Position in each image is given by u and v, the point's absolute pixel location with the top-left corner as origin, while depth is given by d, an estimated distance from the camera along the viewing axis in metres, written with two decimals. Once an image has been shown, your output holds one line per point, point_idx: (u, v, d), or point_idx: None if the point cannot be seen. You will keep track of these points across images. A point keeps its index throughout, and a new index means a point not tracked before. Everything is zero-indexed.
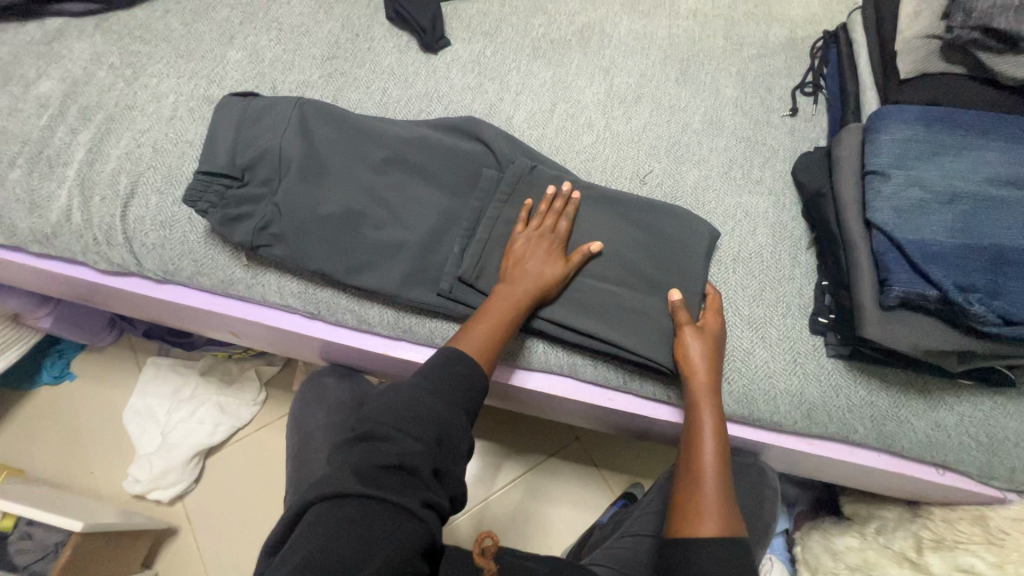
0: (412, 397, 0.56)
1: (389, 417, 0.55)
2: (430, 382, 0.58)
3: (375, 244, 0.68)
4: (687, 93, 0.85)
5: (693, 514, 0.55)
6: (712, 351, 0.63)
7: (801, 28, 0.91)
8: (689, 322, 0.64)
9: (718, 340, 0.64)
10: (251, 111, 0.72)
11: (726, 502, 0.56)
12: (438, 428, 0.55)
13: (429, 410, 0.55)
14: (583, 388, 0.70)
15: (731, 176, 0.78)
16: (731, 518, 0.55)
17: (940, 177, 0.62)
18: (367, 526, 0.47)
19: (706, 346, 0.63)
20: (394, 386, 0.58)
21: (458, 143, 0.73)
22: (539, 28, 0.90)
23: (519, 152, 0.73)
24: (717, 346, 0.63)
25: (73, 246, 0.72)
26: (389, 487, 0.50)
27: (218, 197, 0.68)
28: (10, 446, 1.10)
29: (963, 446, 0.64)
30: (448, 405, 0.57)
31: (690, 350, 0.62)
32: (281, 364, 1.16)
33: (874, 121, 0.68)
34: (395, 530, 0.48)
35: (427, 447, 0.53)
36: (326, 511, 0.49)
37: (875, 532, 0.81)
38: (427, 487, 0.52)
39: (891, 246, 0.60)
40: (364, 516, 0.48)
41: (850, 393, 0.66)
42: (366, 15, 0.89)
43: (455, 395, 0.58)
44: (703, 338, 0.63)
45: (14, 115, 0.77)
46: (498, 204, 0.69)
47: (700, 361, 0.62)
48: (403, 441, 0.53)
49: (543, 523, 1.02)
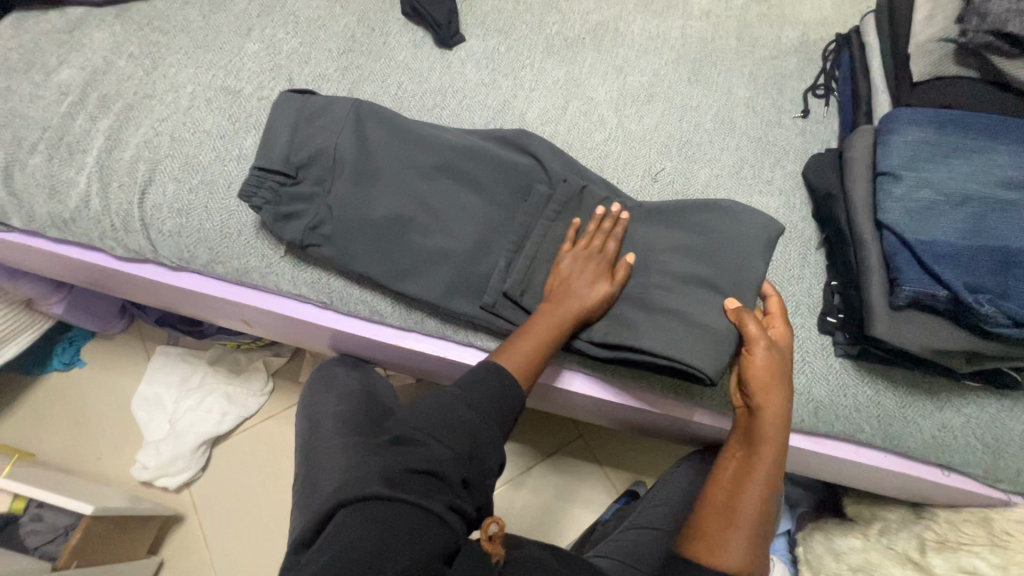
0: (447, 406, 0.59)
1: (420, 424, 0.57)
2: (465, 393, 0.60)
3: (421, 251, 0.68)
4: (699, 93, 0.85)
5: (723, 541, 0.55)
6: (782, 375, 0.61)
7: (814, 31, 0.91)
8: (759, 335, 0.61)
9: (784, 357, 0.61)
10: (310, 107, 0.72)
11: (757, 536, 0.56)
12: (466, 436, 0.57)
13: (461, 419, 0.58)
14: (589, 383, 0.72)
15: (742, 176, 0.79)
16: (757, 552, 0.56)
17: (951, 178, 0.62)
18: (394, 526, 0.48)
19: (778, 368, 0.61)
20: (428, 398, 0.61)
21: (510, 154, 0.72)
22: (553, 26, 0.91)
23: (570, 168, 0.73)
24: (788, 369, 0.61)
25: (91, 231, 0.73)
26: (416, 489, 0.51)
27: (272, 193, 0.69)
28: (20, 430, 1.12)
29: (968, 447, 0.65)
30: (476, 415, 0.59)
31: (761, 371, 0.60)
32: (289, 355, 1.17)
33: (886, 123, 0.68)
34: (421, 531, 0.48)
35: (456, 454, 0.56)
36: (352, 515, 0.48)
37: (878, 533, 0.81)
38: (452, 493, 0.53)
39: (902, 246, 0.60)
40: (392, 516, 0.48)
41: (857, 392, 0.66)
42: (382, 10, 0.90)
43: (488, 409, 0.61)
44: (777, 359, 0.61)
45: (35, 102, 0.78)
46: (547, 221, 0.70)
47: (771, 385, 0.60)
48: (433, 446, 0.55)
49: (546, 519, 1.02)
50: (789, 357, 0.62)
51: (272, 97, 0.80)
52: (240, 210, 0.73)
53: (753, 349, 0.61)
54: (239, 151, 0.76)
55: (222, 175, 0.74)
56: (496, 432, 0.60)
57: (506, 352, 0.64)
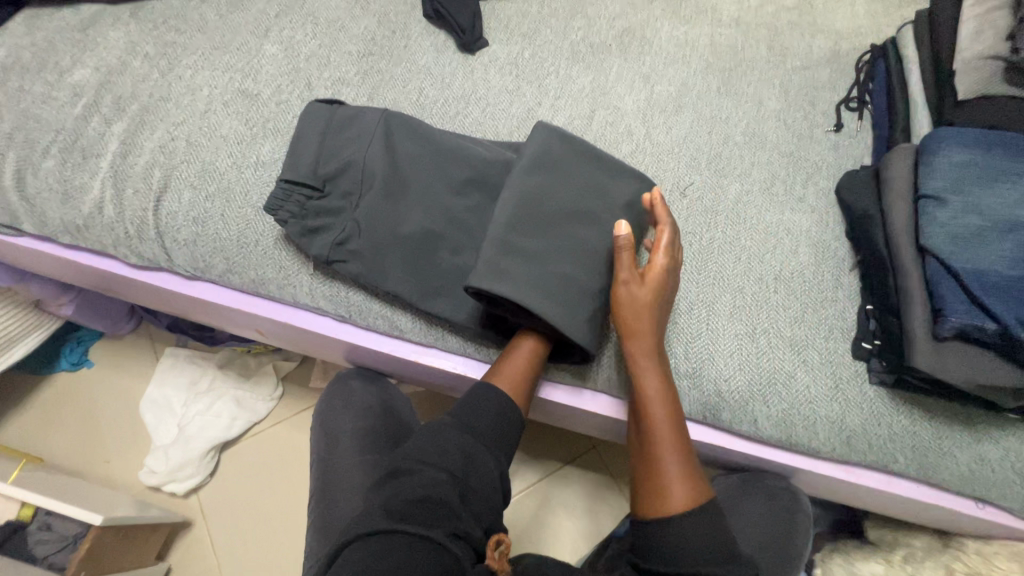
0: (441, 432, 0.60)
1: (418, 455, 0.58)
2: (459, 419, 0.61)
3: (450, 269, 0.67)
4: (729, 104, 0.83)
5: (659, 487, 0.58)
6: (652, 302, 0.62)
7: (847, 40, 0.88)
8: (626, 270, 0.62)
9: (656, 288, 0.62)
10: (337, 118, 0.70)
11: (686, 470, 0.58)
12: (464, 465, 0.58)
13: (456, 444, 0.59)
14: (594, 397, 0.70)
15: (773, 192, 0.76)
16: (695, 483, 0.58)
17: (998, 204, 0.60)
18: (392, 557, 0.48)
19: (645, 300, 0.62)
20: (425, 431, 0.61)
21: None
22: (579, 31, 0.88)
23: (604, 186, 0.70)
24: (659, 295, 0.62)
25: (104, 238, 0.71)
26: (414, 519, 0.51)
27: (298, 207, 0.67)
28: (27, 431, 1.10)
29: (1007, 481, 0.63)
30: (473, 439, 0.60)
31: (633, 306, 0.62)
32: (299, 360, 1.15)
33: (928, 142, 0.65)
34: (421, 559, 0.49)
35: (454, 483, 0.56)
36: (354, 549, 0.50)
37: (902, 560, 0.78)
38: (453, 519, 0.53)
39: (946, 274, 0.58)
40: (388, 547, 0.49)
41: (892, 422, 0.64)
42: (403, 12, 0.87)
43: (484, 432, 0.61)
44: (643, 292, 0.62)
45: (48, 103, 0.76)
46: None
47: (638, 318, 0.62)
48: (431, 474, 0.56)
49: (551, 533, 1.00)
50: (662, 285, 0.62)
51: (290, 101, 0.78)
52: (258, 219, 0.71)
53: (621, 287, 0.62)
54: (256, 157, 0.73)
55: (239, 182, 0.72)
56: (496, 453, 0.61)
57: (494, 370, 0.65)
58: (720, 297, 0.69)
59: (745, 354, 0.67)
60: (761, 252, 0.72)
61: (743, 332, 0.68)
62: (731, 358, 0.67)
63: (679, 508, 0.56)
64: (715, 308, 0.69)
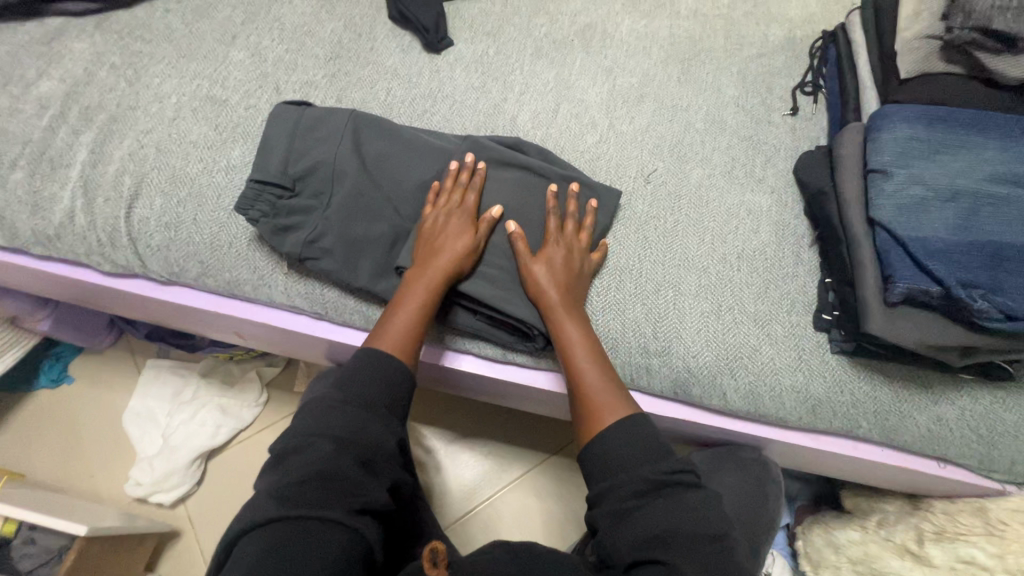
0: (329, 408, 0.56)
1: (306, 430, 0.54)
2: (344, 392, 0.57)
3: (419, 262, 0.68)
4: (689, 92, 0.85)
5: (592, 413, 0.61)
6: (553, 268, 0.65)
7: (800, 28, 0.92)
8: (524, 250, 0.67)
9: (557, 260, 0.66)
10: (305, 120, 0.72)
11: (610, 397, 0.62)
12: (352, 428, 0.54)
13: (337, 418, 0.55)
14: (545, 376, 0.72)
15: (734, 175, 0.79)
16: (617, 401, 0.61)
17: (940, 174, 0.63)
18: (291, 544, 0.46)
19: (548, 270, 0.65)
20: (307, 408, 0.57)
21: (507, 158, 0.72)
22: (541, 28, 0.90)
23: (557, 173, 0.73)
24: (559, 260, 0.66)
25: (76, 247, 0.72)
26: (305, 502, 0.48)
27: (269, 206, 0.68)
28: (8, 450, 1.09)
29: (964, 439, 0.65)
30: (362, 408, 0.56)
31: (534, 277, 0.65)
32: (282, 365, 1.16)
33: (875, 120, 0.69)
34: (317, 542, 0.46)
35: (347, 448, 0.53)
36: (252, 540, 0.46)
37: (876, 525, 0.81)
38: (353, 493, 0.50)
39: (894, 242, 0.61)
40: (286, 532, 0.46)
41: (854, 388, 0.66)
42: (368, 15, 0.89)
43: (367, 395, 0.57)
44: (544, 265, 0.65)
45: (14, 115, 0.77)
46: (535, 226, 0.70)
47: (541, 288, 0.65)
48: (317, 444, 0.53)
49: (520, 512, 1.03)
50: (562, 257, 0.66)
51: (258, 105, 0.79)
52: (230, 221, 0.71)
53: (520, 265, 0.66)
54: (226, 161, 0.74)
55: (210, 186, 0.73)
56: (392, 424, 0.57)
57: (373, 373, 0.58)
58: (686, 278, 0.72)
59: (712, 331, 0.69)
60: (724, 233, 0.75)
61: (709, 310, 0.70)
62: (699, 335, 0.69)
63: (610, 424, 0.60)
64: (681, 289, 0.71)
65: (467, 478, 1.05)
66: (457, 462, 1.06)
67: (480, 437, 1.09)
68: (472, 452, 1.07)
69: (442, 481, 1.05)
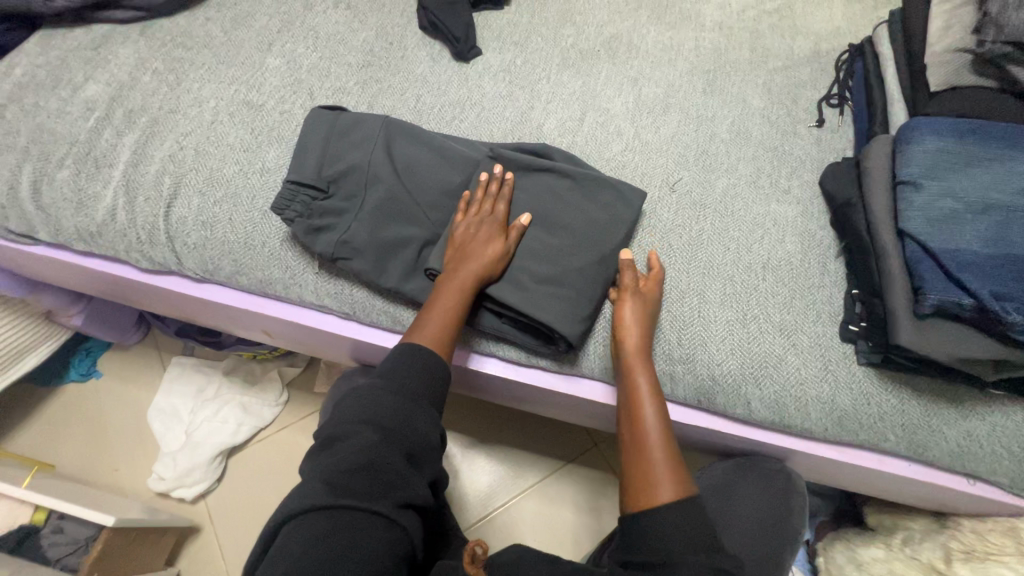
0: (375, 398, 0.56)
1: (352, 418, 0.55)
2: (387, 381, 0.58)
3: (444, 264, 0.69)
4: (714, 103, 0.86)
5: (649, 483, 0.57)
6: (645, 316, 0.67)
7: (826, 41, 0.92)
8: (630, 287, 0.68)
9: (653, 308, 0.67)
10: (339, 124, 0.74)
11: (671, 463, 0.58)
12: (394, 418, 0.55)
13: (384, 410, 0.55)
14: (569, 382, 0.72)
15: (759, 185, 0.79)
16: (680, 474, 0.57)
17: (972, 187, 0.62)
18: (338, 539, 0.46)
19: (640, 315, 0.66)
20: (350, 395, 0.58)
21: (533, 163, 0.73)
22: (568, 38, 0.92)
23: (584, 177, 0.73)
24: (651, 311, 0.67)
25: (117, 244, 0.74)
26: (352, 492, 0.49)
27: (304, 206, 0.70)
28: (37, 442, 1.12)
29: (995, 456, 0.64)
30: (404, 398, 0.57)
31: (624, 316, 0.66)
32: (304, 365, 1.18)
33: (905, 132, 0.68)
34: (364, 538, 0.47)
35: (392, 441, 0.53)
36: (297, 528, 0.47)
37: (901, 543, 0.80)
38: (398, 489, 0.51)
39: (925, 254, 0.60)
40: (333, 525, 0.47)
41: (881, 401, 0.66)
42: (400, 24, 0.92)
43: (411, 390, 0.58)
44: (639, 308, 0.67)
45: (62, 117, 0.80)
46: (561, 230, 0.71)
47: (629, 332, 0.65)
48: (362, 433, 0.53)
49: (534, 519, 1.02)
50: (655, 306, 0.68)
51: (292, 110, 0.82)
52: (263, 221, 0.73)
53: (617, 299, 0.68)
54: (261, 164, 0.77)
55: (246, 187, 0.75)
56: (435, 419, 0.59)
57: (412, 365, 0.60)
58: (711, 286, 0.72)
59: (737, 339, 0.69)
60: (749, 242, 0.75)
61: (734, 319, 0.70)
62: (724, 344, 0.69)
63: (668, 501, 0.55)
64: (706, 296, 0.71)
65: (482, 484, 1.05)
66: (472, 468, 1.07)
67: (496, 442, 1.09)
68: (488, 457, 1.07)
69: (457, 486, 1.05)
